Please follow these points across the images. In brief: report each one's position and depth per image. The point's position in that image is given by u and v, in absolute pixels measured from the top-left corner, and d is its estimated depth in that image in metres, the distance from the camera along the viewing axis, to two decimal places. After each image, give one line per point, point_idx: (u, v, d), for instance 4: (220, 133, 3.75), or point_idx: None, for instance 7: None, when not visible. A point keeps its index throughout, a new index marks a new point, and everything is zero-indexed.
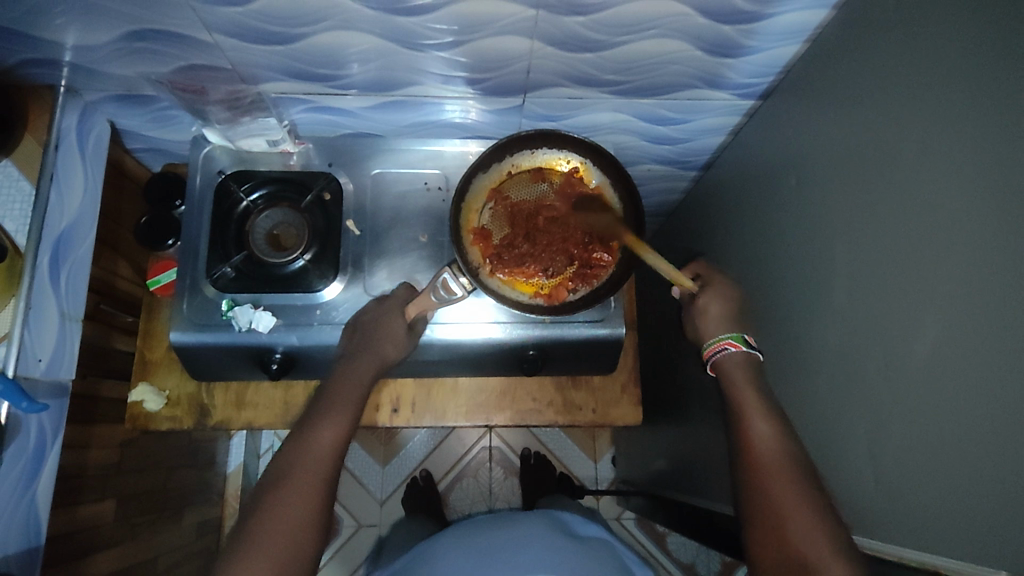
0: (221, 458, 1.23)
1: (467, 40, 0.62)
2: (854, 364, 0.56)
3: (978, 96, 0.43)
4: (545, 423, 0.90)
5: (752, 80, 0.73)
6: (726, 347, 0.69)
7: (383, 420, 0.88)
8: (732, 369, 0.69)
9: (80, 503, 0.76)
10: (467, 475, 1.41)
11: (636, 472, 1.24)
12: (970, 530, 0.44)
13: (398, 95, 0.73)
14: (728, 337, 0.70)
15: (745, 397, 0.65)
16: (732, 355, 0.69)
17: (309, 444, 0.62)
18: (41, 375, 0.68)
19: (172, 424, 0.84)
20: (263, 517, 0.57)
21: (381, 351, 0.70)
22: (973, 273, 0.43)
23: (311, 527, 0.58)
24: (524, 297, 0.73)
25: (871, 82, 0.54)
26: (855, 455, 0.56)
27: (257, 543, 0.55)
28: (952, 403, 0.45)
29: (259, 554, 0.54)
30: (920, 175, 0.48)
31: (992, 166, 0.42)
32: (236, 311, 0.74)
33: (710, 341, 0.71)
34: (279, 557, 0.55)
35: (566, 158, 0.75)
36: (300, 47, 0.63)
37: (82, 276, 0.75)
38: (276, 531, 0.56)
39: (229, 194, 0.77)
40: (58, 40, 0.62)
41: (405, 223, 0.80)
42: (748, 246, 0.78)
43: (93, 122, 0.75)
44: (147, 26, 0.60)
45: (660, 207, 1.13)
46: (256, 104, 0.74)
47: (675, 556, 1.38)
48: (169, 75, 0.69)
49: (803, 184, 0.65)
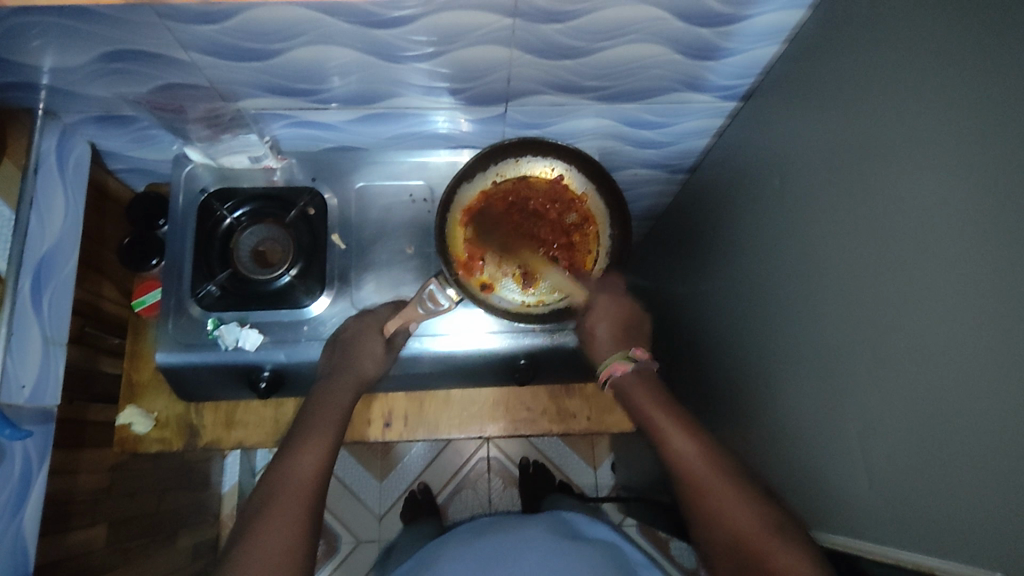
0: (215, 477, 1.22)
1: (445, 51, 0.62)
2: (842, 362, 0.56)
3: (958, 89, 0.43)
4: (539, 432, 0.89)
5: (732, 82, 0.73)
6: (614, 370, 0.70)
7: (376, 435, 0.88)
8: (631, 388, 0.69)
9: (69, 529, 0.75)
10: (466, 486, 1.40)
11: (636, 478, 1.23)
12: (968, 527, 0.43)
13: (380, 107, 0.73)
14: (614, 358, 0.70)
15: (635, 397, 0.67)
16: (620, 377, 0.69)
17: (290, 468, 0.62)
18: (26, 402, 0.67)
19: (161, 446, 0.83)
20: (250, 543, 0.56)
21: (360, 368, 0.70)
22: (961, 264, 0.42)
23: (296, 558, 0.57)
24: (518, 298, 0.73)
25: (851, 79, 0.55)
26: (848, 458, 0.55)
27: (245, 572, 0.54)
28: (943, 398, 0.44)
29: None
30: (903, 170, 0.48)
31: (975, 159, 0.42)
32: (222, 330, 0.73)
33: (601, 365, 0.71)
34: None
35: (550, 167, 0.75)
36: (278, 63, 0.63)
37: (65, 300, 0.74)
38: (260, 563, 0.55)
39: (211, 212, 0.77)
40: (35, 64, 0.62)
41: (392, 236, 0.79)
42: (737, 249, 0.78)
43: (72, 144, 0.74)
44: (123, 47, 0.60)
45: (649, 212, 1.13)
46: (236, 120, 0.73)
47: (678, 561, 1.36)
48: (147, 96, 0.68)
49: (788, 183, 0.65)
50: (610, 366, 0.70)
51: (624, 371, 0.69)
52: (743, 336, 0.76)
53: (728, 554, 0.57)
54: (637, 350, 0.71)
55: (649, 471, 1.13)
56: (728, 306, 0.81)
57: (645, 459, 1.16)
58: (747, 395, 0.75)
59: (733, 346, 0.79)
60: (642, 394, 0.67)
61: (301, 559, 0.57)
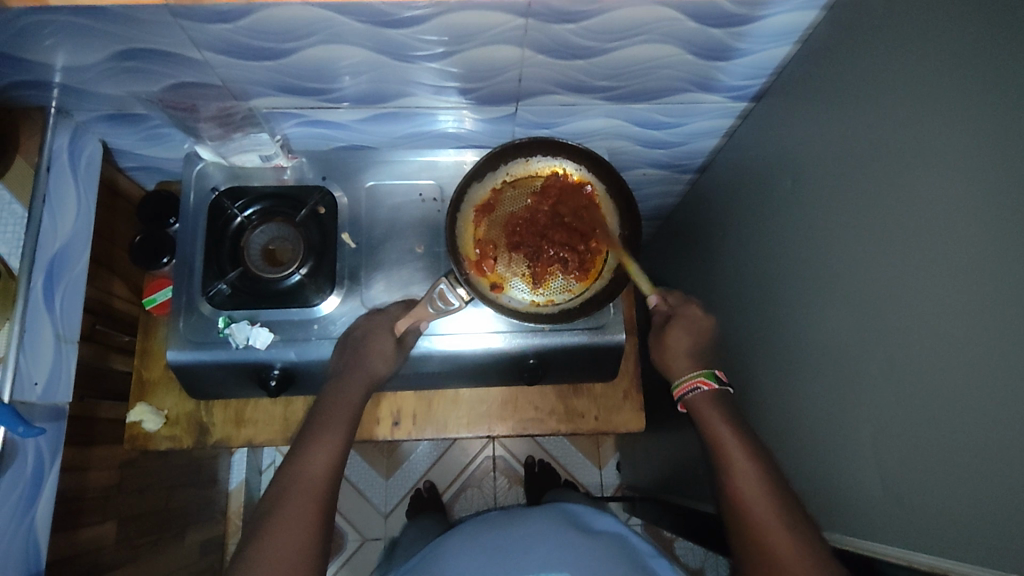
0: (223, 474, 1.22)
1: (457, 51, 0.62)
2: (853, 365, 0.55)
3: (972, 90, 0.43)
4: (547, 432, 0.89)
5: (743, 82, 0.73)
6: (698, 385, 0.69)
7: (384, 434, 0.88)
8: (701, 404, 0.68)
9: (80, 526, 0.75)
10: (472, 484, 1.40)
11: (641, 478, 1.23)
12: (981, 531, 0.43)
13: (391, 107, 0.73)
14: (699, 374, 0.70)
15: (711, 416, 0.66)
16: (701, 395, 0.68)
17: (302, 466, 0.62)
18: (38, 399, 0.68)
19: (171, 444, 0.83)
20: (261, 541, 0.56)
21: (370, 367, 0.70)
22: (975, 266, 0.42)
23: (307, 556, 0.57)
24: (527, 298, 0.73)
25: (864, 81, 0.54)
26: (859, 460, 0.55)
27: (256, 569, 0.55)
28: (957, 401, 0.44)
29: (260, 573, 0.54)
30: (918, 172, 0.48)
31: (989, 160, 0.41)
32: (233, 328, 0.73)
33: (682, 380, 0.71)
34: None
35: (562, 166, 0.75)
36: (289, 62, 0.63)
37: (77, 298, 0.74)
38: (271, 560, 0.55)
39: (223, 211, 0.77)
40: (48, 63, 0.62)
41: (402, 235, 0.79)
42: (747, 250, 0.78)
43: (84, 142, 0.75)
44: (135, 46, 0.60)
45: (657, 212, 1.13)
46: (248, 119, 0.73)
47: (682, 561, 1.37)
48: (159, 94, 0.69)
49: (799, 185, 0.65)
50: (691, 381, 0.70)
51: (707, 389, 0.69)
52: (753, 336, 0.76)
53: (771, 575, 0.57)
54: (722, 374, 0.71)
55: (655, 471, 1.13)
56: (738, 307, 0.81)
57: (651, 459, 1.16)
58: (757, 396, 0.75)
59: (742, 346, 0.79)
60: (709, 411, 0.67)
61: (312, 557, 0.57)
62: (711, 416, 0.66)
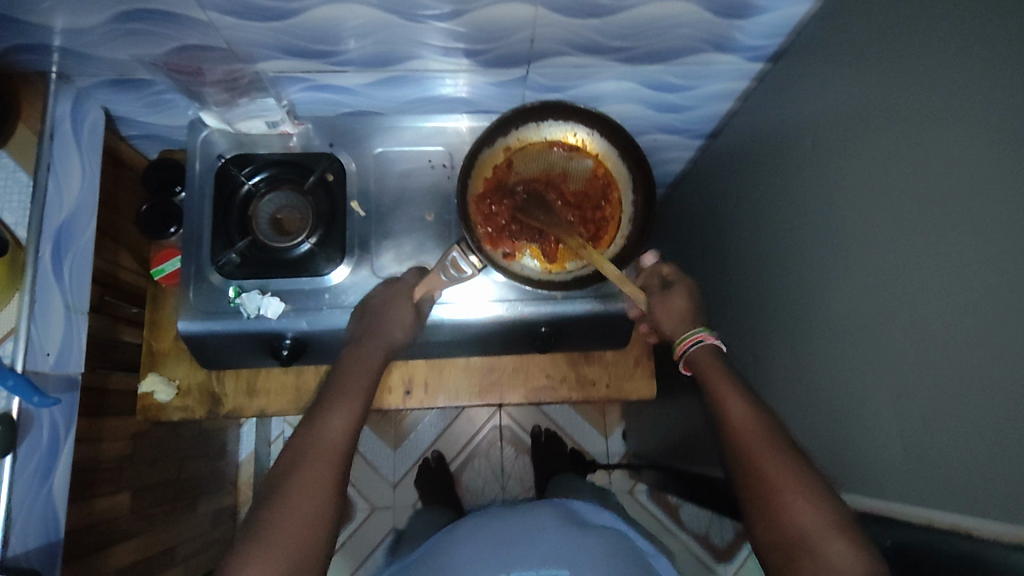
0: (231, 446, 1.23)
1: (466, 10, 0.60)
2: (872, 327, 0.55)
3: (1001, 41, 0.41)
4: (558, 399, 0.89)
5: (761, 42, 0.71)
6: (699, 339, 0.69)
7: (395, 403, 0.88)
8: (703, 362, 0.68)
9: (95, 496, 0.76)
10: (479, 455, 1.41)
11: (647, 445, 1.24)
12: (1003, 489, 0.43)
13: (399, 69, 0.72)
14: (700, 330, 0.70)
15: (717, 381, 0.65)
16: (703, 348, 0.69)
17: (321, 433, 0.62)
18: (51, 369, 0.67)
19: (183, 415, 0.83)
20: (279, 507, 0.56)
21: (387, 334, 0.70)
22: (999, 225, 0.42)
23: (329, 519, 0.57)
24: (540, 266, 0.73)
25: (886, 38, 0.53)
26: (878, 423, 0.55)
27: (271, 539, 0.54)
28: (980, 362, 0.44)
29: (278, 544, 0.54)
30: (940, 130, 0.47)
31: (1016, 115, 0.40)
32: (244, 297, 0.72)
33: (682, 336, 0.71)
34: (296, 548, 0.54)
35: (573, 131, 0.74)
36: (296, 22, 0.61)
37: (86, 268, 0.73)
38: (291, 524, 0.55)
39: (229, 178, 0.76)
40: (46, 24, 0.60)
41: (411, 202, 0.79)
42: (760, 215, 0.77)
43: (86, 109, 0.73)
44: (137, 6, 0.58)
45: (666, 179, 1.12)
46: (253, 84, 0.72)
47: (686, 525, 1.38)
48: (163, 58, 0.67)
49: (817, 147, 0.63)
50: (691, 337, 0.70)
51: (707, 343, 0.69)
52: (767, 302, 0.75)
53: (789, 542, 0.55)
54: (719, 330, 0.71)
55: (661, 438, 1.14)
56: (751, 272, 0.80)
57: (657, 426, 1.17)
58: (772, 361, 0.75)
59: (756, 312, 0.79)
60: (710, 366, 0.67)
61: (331, 518, 0.58)
62: (708, 371, 0.67)
